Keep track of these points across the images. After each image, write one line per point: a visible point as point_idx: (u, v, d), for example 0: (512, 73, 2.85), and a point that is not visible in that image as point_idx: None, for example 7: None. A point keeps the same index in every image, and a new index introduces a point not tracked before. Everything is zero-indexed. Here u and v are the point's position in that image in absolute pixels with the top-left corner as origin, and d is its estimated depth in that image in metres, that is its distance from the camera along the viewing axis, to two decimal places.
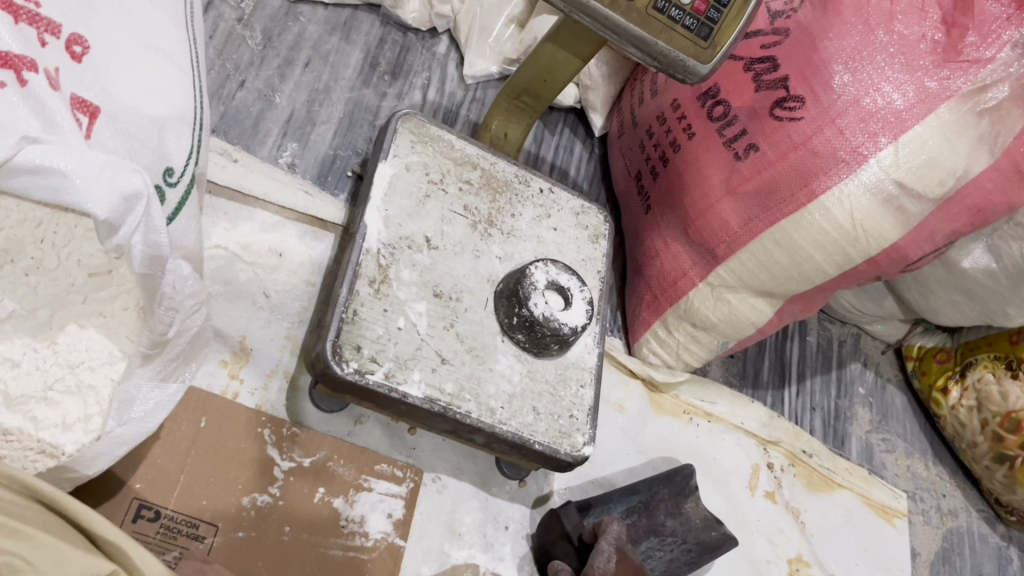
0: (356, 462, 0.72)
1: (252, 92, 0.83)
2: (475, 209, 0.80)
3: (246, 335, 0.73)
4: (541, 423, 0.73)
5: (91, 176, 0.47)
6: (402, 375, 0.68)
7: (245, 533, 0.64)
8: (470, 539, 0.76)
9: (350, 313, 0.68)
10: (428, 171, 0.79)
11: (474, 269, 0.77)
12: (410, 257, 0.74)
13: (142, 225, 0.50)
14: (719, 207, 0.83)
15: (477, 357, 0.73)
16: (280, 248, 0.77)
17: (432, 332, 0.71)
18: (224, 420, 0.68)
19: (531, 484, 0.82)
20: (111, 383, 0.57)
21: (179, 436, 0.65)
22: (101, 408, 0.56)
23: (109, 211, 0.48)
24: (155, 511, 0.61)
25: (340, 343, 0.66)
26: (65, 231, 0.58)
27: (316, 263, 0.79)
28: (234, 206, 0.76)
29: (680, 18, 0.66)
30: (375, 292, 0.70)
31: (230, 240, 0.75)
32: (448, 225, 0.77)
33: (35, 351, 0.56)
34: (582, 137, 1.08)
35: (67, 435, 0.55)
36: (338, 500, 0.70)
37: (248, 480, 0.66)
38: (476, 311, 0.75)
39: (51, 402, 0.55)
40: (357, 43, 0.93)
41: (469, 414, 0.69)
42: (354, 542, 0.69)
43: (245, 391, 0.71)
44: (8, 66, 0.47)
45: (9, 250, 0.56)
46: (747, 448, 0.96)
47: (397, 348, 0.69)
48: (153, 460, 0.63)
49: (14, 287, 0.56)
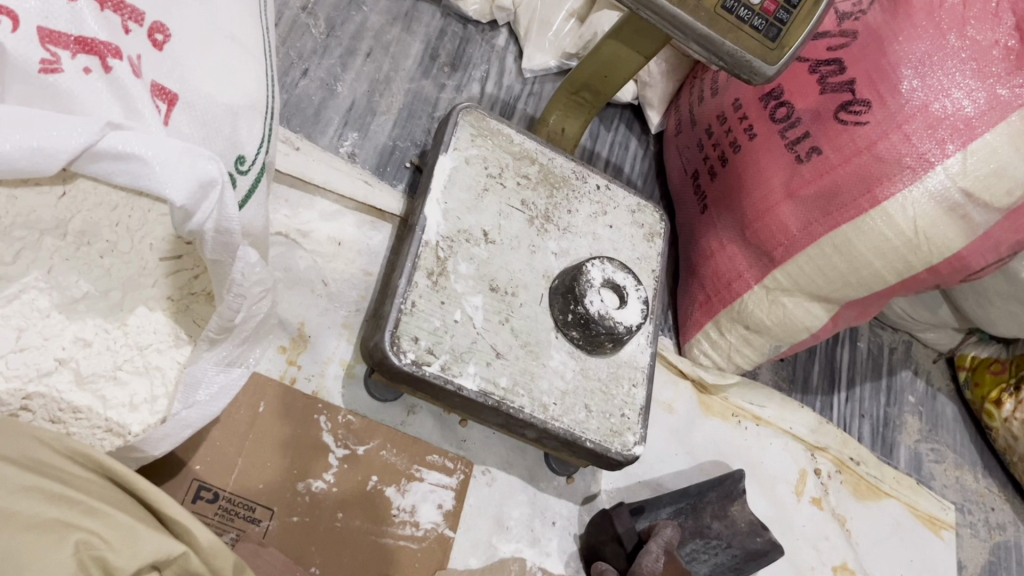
0: (408, 452, 0.73)
1: (314, 80, 0.84)
2: (532, 204, 0.80)
3: (304, 322, 0.74)
4: (592, 421, 0.73)
5: (171, 163, 0.48)
6: (457, 367, 0.68)
7: (300, 518, 0.65)
8: (518, 533, 0.76)
9: (408, 305, 0.68)
10: (487, 164, 0.79)
11: (530, 265, 0.77)
12: (467, 250, 0.74)
13: (216, 213, 0.50)
14: (779, 210, 0.82)
15: (532, 353, 0.73)
16: (338, 237, 0.78)
17: (488, 326, 0.72)
18: (282, 405, 0.68)
19: (578, 481, 0.82)
20: (177, 365, 0.59)
21: (238, 420, 0.66)
22: (166, 389, 0.58)
23: (186, 199, 0.48)
24: (213, 492, 0.62)
25: (398, 334, 0.67)
26: (139, 214, 0.59)
27: (373, 253, 0.79)
28: (295, 193, 0.77)
29: (749, 19, 0.64)
30: (433, 285, 0.70)
31: (291, 228, 0.76)
32: (505, 219, 0.77)
33: (106, 333, 0.57)
34: (637, 133, 1.07)
35: (134, 415, 0.56)
36: (390, 489, 0.70)
37: (304, 466, 0.67)
38: (530, 306, 0.75)
39: (119, 381, 0.57)
40: (417, 34, 0.93)
41: (522, 409, 0.70)
42: (405, 532, 0.69)
43: (303, 377, 0.72)
44: (92, 52, 0.49)
45: (85, 232, 0.57)
46: (795, 453, 0.96)
47: (453, 341, 0.69)
48: (213, 444, 0.63)
49: (89, 269, 0.57)
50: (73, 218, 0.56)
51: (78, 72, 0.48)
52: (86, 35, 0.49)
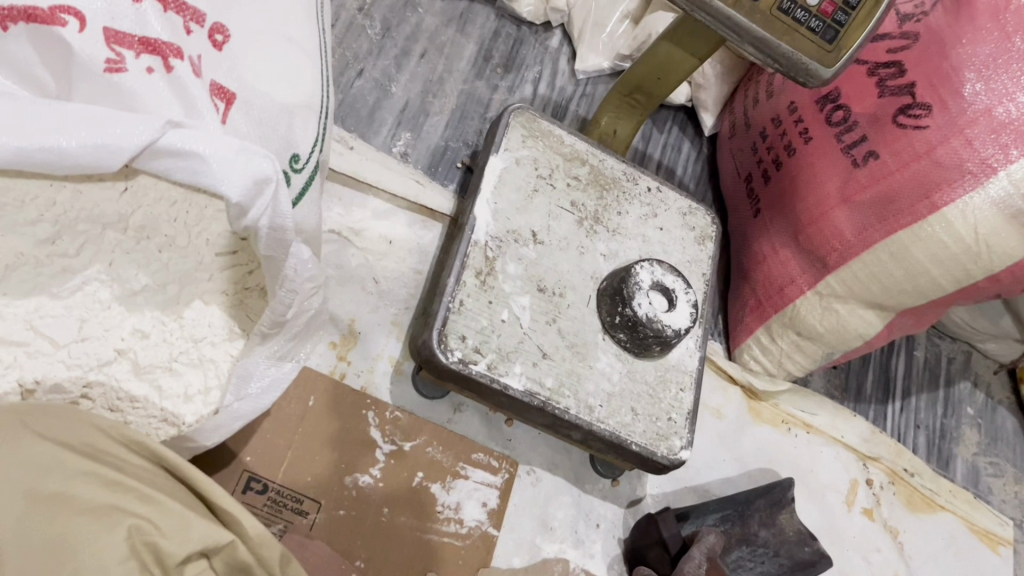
0: (454, 449, 0.73)
1: (369, 81, 0.85)
2: (582, 205, 0.80)
3: (355, 318, 0.75)
4: (638, 424, 0.73)
5: (227, 161, 0.51)
6: (503, 367, 0.69)
7: (346, 512, 0.66)
8: (562, 534, 0.75)
9: (456, 303, 0.69)
10: (538, 165, 0.79)
11: (579, 266, 0.77)
12: (516, 251, 0.74)
13: (270, 209, 0.53)
14: (834, 215, 0.80)
15: (578, 354, 0.73)
16: (390, 235, 0.79)
17: (535, 326, 0.72)
18: (333, 400, 0.70)
19: (624, 485, 0.80)
20: (230, 358, 0.60)
21: (289, 413, 0.67)
22: (220, 380, 0.59)
23: (241, 195, 0.51)
24: (263, 484, 0.64)
25: (446, 332, 0.68)
26: (196, 211, 0.61)
27: (424, 252, 0.80)
28: (349, 192, 0.78)
29: (805, 20, 0.63)
30: (481, 284, 0.71)
31: (344, 226, 0.77)
32: (554, 220, 0.77)
33: (164, 325, 0.59)
34: (690, 135, 1.06)
35: (188, 406, 0.58)
36: (435, 486, 0.71)
37: (351, 460, 0.68)
38: (578, 307, 0.75)
39: (175, 372, 0.58)
40: (471, 35, 0.93)
41: (568, 410, 0.70)
42: (450, 528, 0.70)
43: (352, 372, 0.73)
44: (156, 53, 0.51)
45: (145, 227, 0.59)
46: (847, 463, 0.94)
47: (500, 341, 0.70)
48: (263, 436, 0.65)
49: (147, 263, 0.59)
50: (134, 213, 0.58)
51: (141, 71, 0.50)
52: (150, 36, 0.50)
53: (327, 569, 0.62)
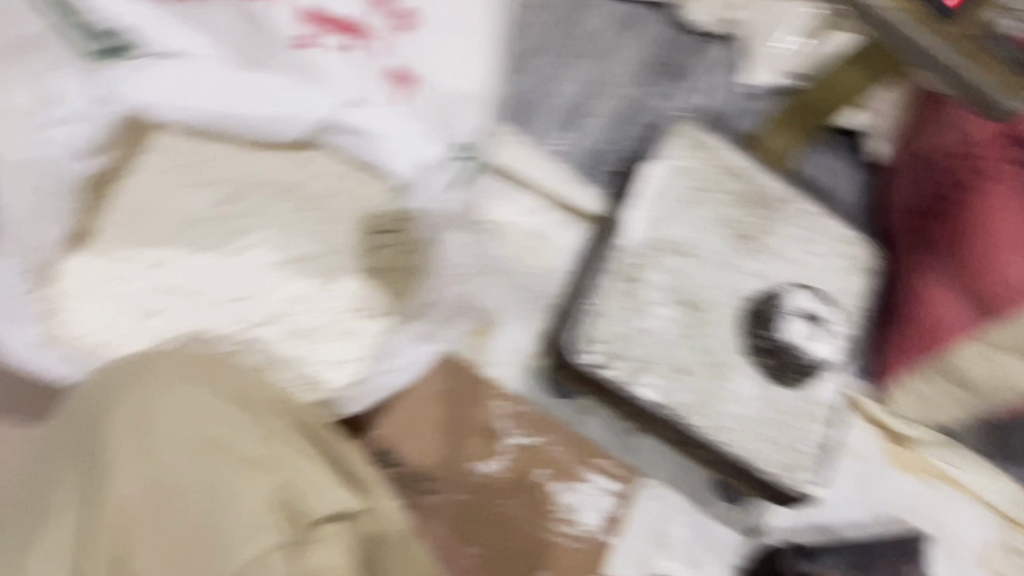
0: (578, 451, 0.73)
1: (533, 78, 0.83)
2: (736, 223, 0.76)
3: (495, 309, 0.76)
4: (771, 454, 0.70)
5: (406, 136, 0.60)
6: (639, 376, 0.70)
7: (466, 497, 0.69)
8: (676, 551, 0.74)
9: (598, 309, 0.71)
10: (695, 178, 0.77)
11: (726, 283, 0.73)
12: (662, 261, 0.73)
13: (434, 178, 0.61)
14: (1005, 261, 0.64)
15: (716, 371, 0.71)
16: (537, 232, 0.79)
17: (676, 341, 0.71)
18: (468, 387, 0.72)
19: (745, 513, 0.75)
20: (375, 334, 0.61)
21: (426, 396, 0.70)
22: (361, 354, 0.61)
23: (415, 164, 0.61)
24: (396, 459, 0.68)
25: (577, 337, 0.71)
26: (363, 191, 0.63)
27: (568, 251, 0.79)
28: (502, 186, 0.80)
29: (1000, 48, 0.55)
30: (627, 290, 0.72)
31: (495, 219, 0.79)
32: (706, 234, 0.75)
33: (320, 293, 0.61)
34: (858, 156, 0.93)
35: (340, 370, 0.60)
36: (554, 486, 0.72)
37: (477, 448, 0.71)
38: (720, 326, 0.72)
39: (323, 341, 0.61)
40: (638, 35, 0.85)
41: (699, 428, 0.70)
42: (560, 530, 0.71)
43: (490, 362, 0.75)
44: (348, 31, 0.56)
45: (315, 197, 0.62)
46: (995, 526, 0.83)
47: (640, 349, 0.70)
48: (400, 414, 0.70)
49: (309, 230, 0.62)
50: (307, 183, 0.62)
51: (332, 51, 0.57)
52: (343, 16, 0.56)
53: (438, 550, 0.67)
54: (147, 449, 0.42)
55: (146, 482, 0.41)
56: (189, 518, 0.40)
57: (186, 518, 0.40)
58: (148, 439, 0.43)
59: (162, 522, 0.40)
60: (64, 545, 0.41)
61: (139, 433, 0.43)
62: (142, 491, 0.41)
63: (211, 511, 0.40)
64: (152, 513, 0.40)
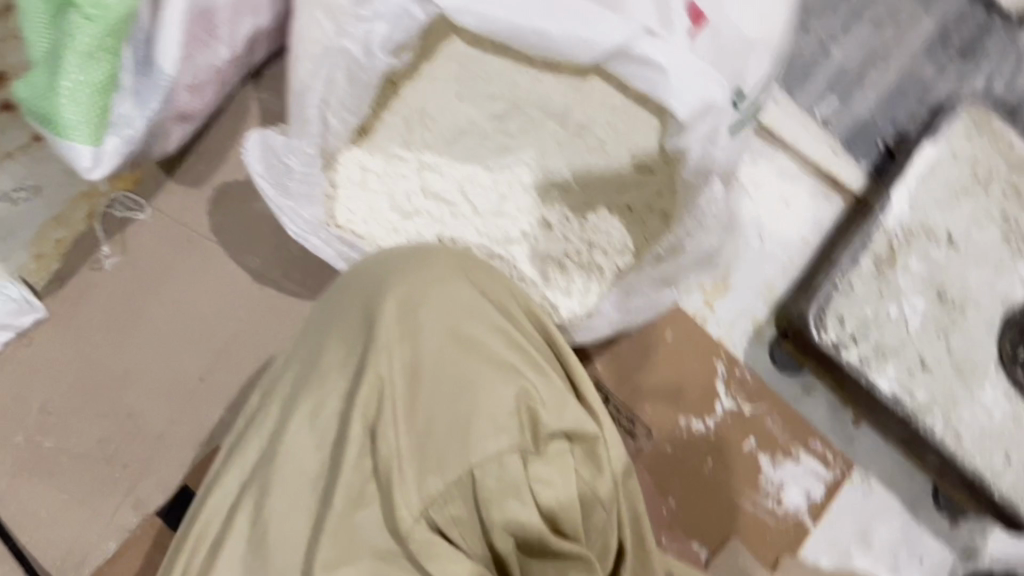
0: (793, 429, 0.69)
1: (812, 39, 0.79)
2: (1014, 220, 0.70)
3: (731, 269, 0.72)
4: (1010, 473, 0.65)
5: (683, 78, 0.58)
6: (875, 364, 0.65)
7: (672, 449, 0.67)
8: (879, 554, 0.69)
9: (844, 284, 0.66)
10: (976, 167, 0.71)
11: (991, 285, 0.68)
12: (924, 248, 0.68)
13: (706, 139, 0.57)
14: None
15: (963, 374, 0.66)
16: (788, 198, 0.75)
17: (923, 333, 0.66)
18: (691, 340, 0.70)
19: (964, 530, 0.70)
20: (616, 271, 0.61)
21: (647, 339, 0.69)
22: (601, 287, 0.61)
23: (687, 112, 0.58)
24: (607, 396, 0.67)
25: (824, 310, 0.65)
26: (632, 122, 0.62)
27: (818, 224, 0.75)
28: (760, 144, 0.76)
29: None
30: (876, 272, 0.67)
31: (746, 176, 0.75)
32: (978, 229, 0.70)
33: (567, 222, 0.62)
34: None
35: (568, 299, 0.60)
36: (764, 457, 0.68)
37: (691, 402, 0.68)
38: (976, 329, 0.67)
39: (564, 268, 0.61)
40: (936, 10, 0.80)
41: (934, 430, 0.65)
42: (767, 504, 0.68)
43: (712, 321, 0.71)
44: None
45: (583, 126, 0.62)
46: None
47: (880, 336, 0.66)
48: (619, 351, 0.68)
49: (570, 157, 0.62)
50: (578, 112, 0.62)
51: None
52: None
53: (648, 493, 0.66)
54: (411, 331, 0.44)
55: (406, 362, 0.44)
56: (440, 407, 0.43)
57: (438, 405, 0.43)
58: (413, 320, 0.44)
59: (416, 403, 0.44)
60: (324, 401, 0.44)
61: (406, 314, 0.45)
62: (401, 369, 0.44)
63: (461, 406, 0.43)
64: (408, 392, 0.43)
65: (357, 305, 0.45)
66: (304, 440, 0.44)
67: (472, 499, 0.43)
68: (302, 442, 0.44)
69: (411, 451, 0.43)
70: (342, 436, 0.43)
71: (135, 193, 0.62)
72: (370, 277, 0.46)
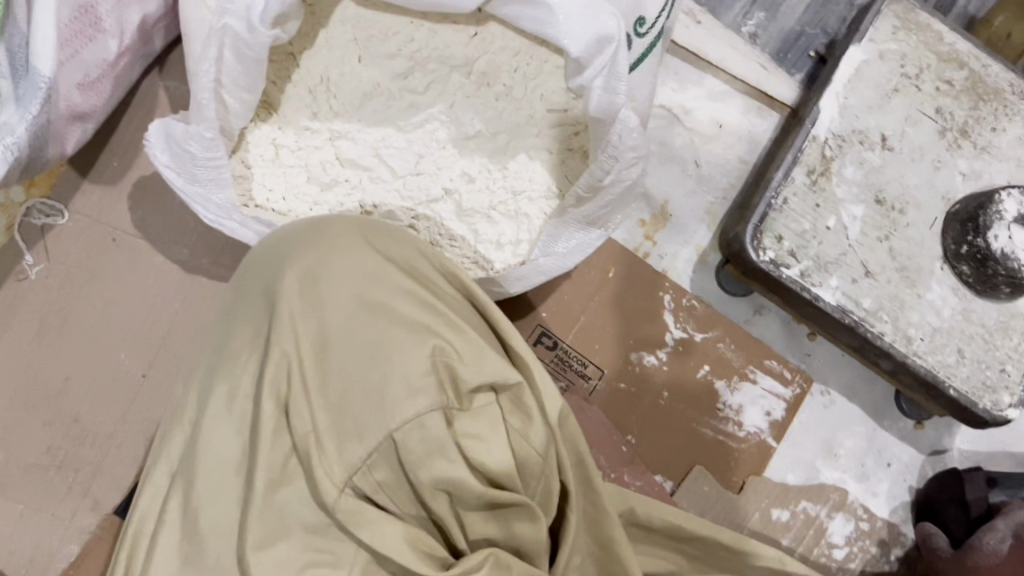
0: (747, 351, 0.69)
1: None
2: (949, 113, 0.69)
3: (669, 200, 0.73)
4: (963, 368, 0.65)
5: (571, 15, 0.56)
6: (818, 277, 0.64)
7: (626, 386, 0.67)
8: (846, 464, 0.70)
9: (779, 201, 0.65)
10: (905, 63, 0.69)
11: (930, 182, 0.68)
12: (859, 154, 0.67)
13: (608, 69, 0.55)
14: None
15: (908, 279, 0.66)
16: (721, 119, 0.74)
17: (863, 241, 0.66)
18: (634, 275, 0.69)
19: (928, 430, 0.71)
20: (543, 218, 0.60)
21: (589, 280, 0.68)
22: (530, 236, 0.60)
23: (580, 49, 0.56)
24: (554, 342, 0.67)
25: (761, 229, 0.65)
26: (536, 64, 0.61)
27: (754, 142, 0.74)
28: (687, 68, 0.74)
29: None
30: (811, 183, 0.66)
31: (674, 102, 0.74)
32: (912, 127, 0.68)
33: (489, 173, 0.61)
34: None
35: (499, 254, 0.60)
36: (721, 383, 0.68)
37: (641, 337, 0.68)
38: (918, 229, 0.67)
39: (491, 220, 0.60)
40: None
41: (883, 336, 0.64)
42: (726, 428, 0.68)
43: (656, 254, 0.72)
44: None
45: (487, 74, 0.61)
46: None
47: (820, 249, 0.65)
48: (561, 296, 0.68)
49: (485, 109, 0.61)
50: (479, 58, 0.61)
51: None
52: None
53: (598, 430, 0.64)
54: (316, 304, 0.44)
55: (314, 334, 0.44)
56: (353, 374, 0.43)
57: (351, 373, 0.43)
58: (317, 292, 0.44)
59: (328, 374, 0.43)
60: (238, 383, 0.44)
61: (310, 287, 0.44)
62: (309, 343, 0.43)
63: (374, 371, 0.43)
64: (319, 363, 0.43)
65: (260, 285, 0.45)
66: (222, 426, 0.44)
67: (399, 462, 0.43)
68: (221, 427, 0.44)
69: (328, 421, 0.42)
70: (256, 417, 0.43)
71: (52, 198, 0.62)
72: (270, 255, 0.46)
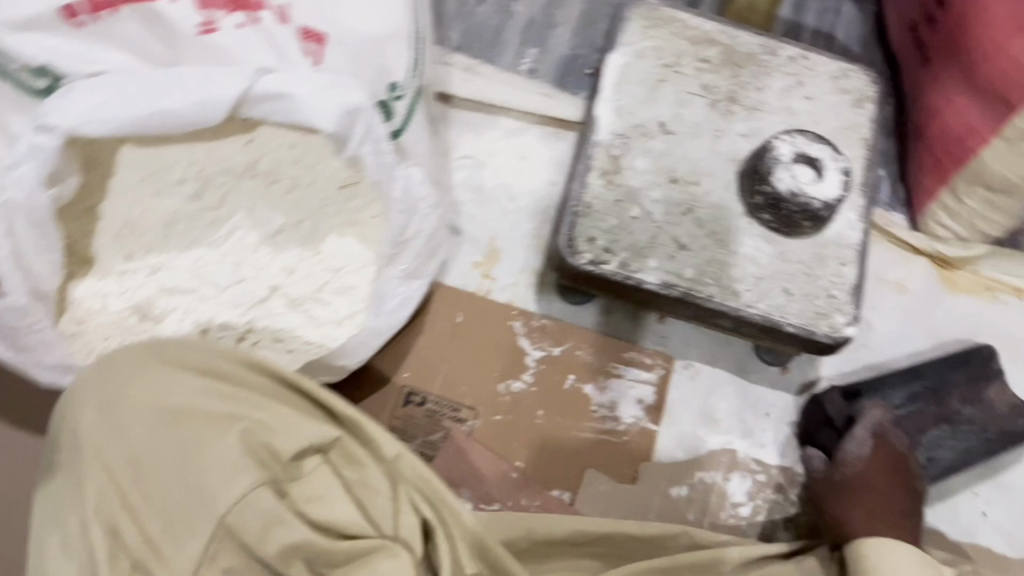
0: (605, 351, 0.73)
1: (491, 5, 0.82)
2: (715, 87, 0.75)
3: (495, 236, 0.76)
4: (795, 305, 0.69)
5: (317, 96, 0.55)
6: (637, 264, 0.68)
7: (502, 417, 0.70)
8: (727, 425, 0.72)
9: (583, 207, 0.70)
10: (661, 55, 0.76)
11: (715, 150, 0.73)
12: (643, 144, 0.73)
13: (368, 137, 0.57)
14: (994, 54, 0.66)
15: (720, 240, 0.70)
16: (523, 152, 0.79)
17: (669, 219, 0.70)
18: (483, 313, 0.74)
19: (794, 370, 0.74)
20: (367, 282, 0.65)
21: (440, 331, 0.72)
22: (363, 304, 0.65)
23: (333, 125, 0.55)
24: (422, 397, 0.70)
25: (574, 237, 0.69)
26: (314, 150, 0.61)
27: (559, 163, 0.79)
28: (479, 116, 0.80)
29: None
30: (607, 183, 0.71)
31: (477, 150, 0.79)
32: (685, 108, 0.74)
33: (306, 258, 0.65)
34: None
35: (338, 329, 0.65)
36: (588, 386, 0.72)
37: (503, 368, 0.72)
38: (717, 194, 0.71)
39: (323, 301, 0.65)
40: None
41: (712, 298, 0.68)
42: (606, 426, 0.71)
43: (497, 288, 0.75)
44: (244, 7, 0.55)
45: (273, 171, 0.62)
46: None
47: (632, 238, 0.69)
48: (418, 353, 0.71)
49: (280, 204, 0.64)
50: (261, 160, 0.61)
51: (232, 28, 0.55)
52: None
53: (476, 474, 0.68)
54: (120, 428, 0.47)
55: (125, 456, 0.46)
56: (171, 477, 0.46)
57: (168, 477, 0.46)
58: (117, 420, 0.47)
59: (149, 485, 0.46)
60: (64, 527, 0.46)
61: (110, 415, 0.47)
62: (122, 465, 0.46)
63: (187, 473, 0.46)
64: (137, 480, 0.46)
65: (64, 431, 0.48)
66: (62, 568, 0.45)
67: (237, 545, 0.46)
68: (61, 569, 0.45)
69: (155, 530, 0.45)
70: (89, 547, 0.45)
71: None
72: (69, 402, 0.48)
